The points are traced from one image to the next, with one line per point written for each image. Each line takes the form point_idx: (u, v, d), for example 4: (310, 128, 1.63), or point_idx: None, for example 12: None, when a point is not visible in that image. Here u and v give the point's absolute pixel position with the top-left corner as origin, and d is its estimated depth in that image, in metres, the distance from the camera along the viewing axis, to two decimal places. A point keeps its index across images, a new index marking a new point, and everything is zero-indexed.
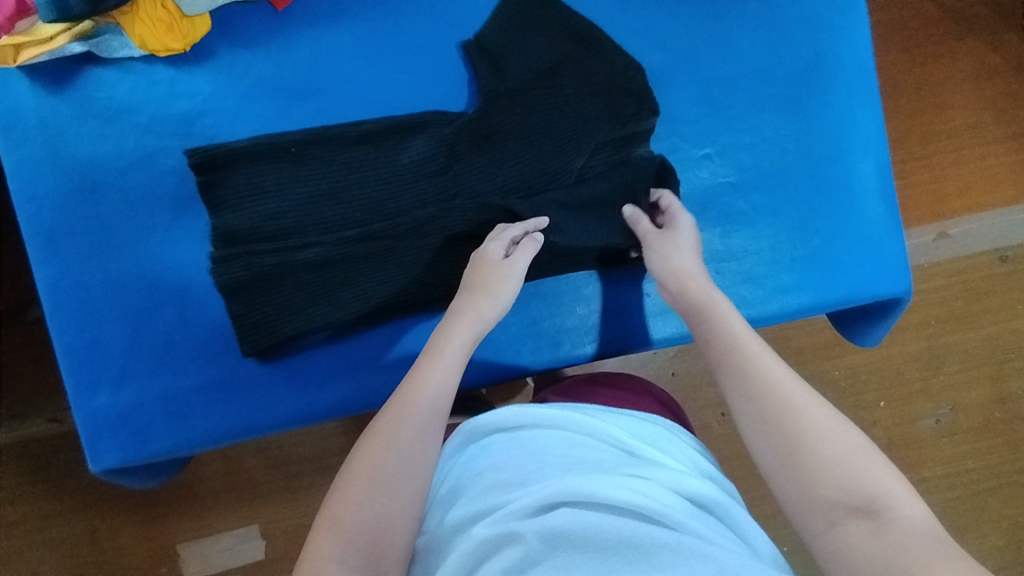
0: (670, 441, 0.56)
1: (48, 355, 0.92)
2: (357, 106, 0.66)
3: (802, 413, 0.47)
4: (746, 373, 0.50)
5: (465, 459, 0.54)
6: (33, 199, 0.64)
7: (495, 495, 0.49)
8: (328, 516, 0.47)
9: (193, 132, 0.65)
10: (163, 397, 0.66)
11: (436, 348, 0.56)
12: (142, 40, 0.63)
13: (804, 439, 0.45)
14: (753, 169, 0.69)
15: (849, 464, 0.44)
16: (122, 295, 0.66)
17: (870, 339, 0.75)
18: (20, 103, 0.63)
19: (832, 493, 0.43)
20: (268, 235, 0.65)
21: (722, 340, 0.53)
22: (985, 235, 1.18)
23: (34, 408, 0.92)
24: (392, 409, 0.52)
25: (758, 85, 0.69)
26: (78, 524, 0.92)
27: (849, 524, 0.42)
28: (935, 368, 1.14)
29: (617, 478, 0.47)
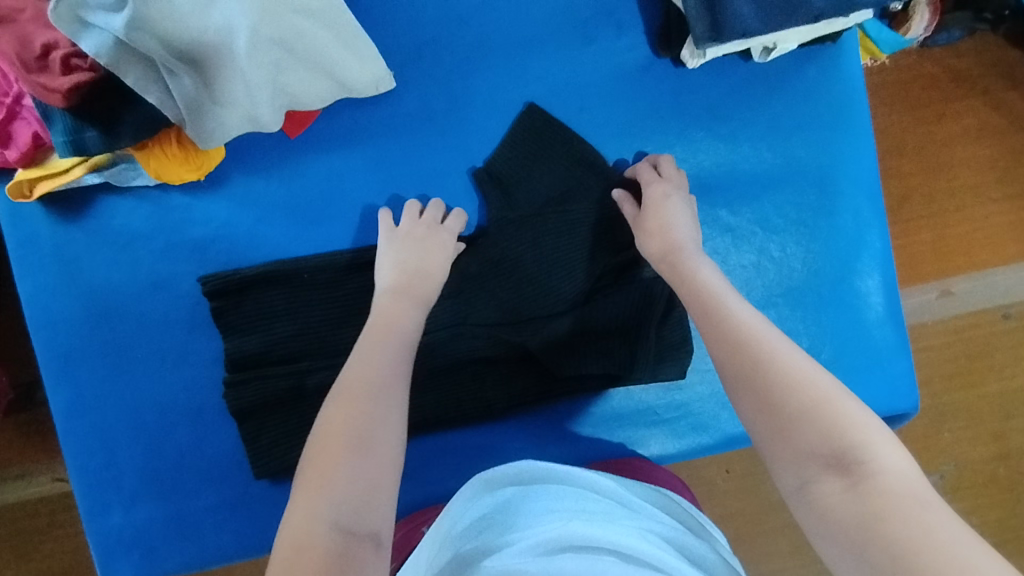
0: (668, 504, 0.60)
1: (49, 434, 0.90)
2: (369, 231, 0.67)
3: (776, 361, 0.49)
4: (724, 328, 0.53)
5: (481, 502, 0.58)
6: (49, 324, 0.65)
7: (506, 534, 0.52)
8: (312, 479, 0.45)
9: (207, 257, 0.65)
10: (176, 516, 0.67)
11: (385, 325, 0.58)
12: (157, 172, 0.62)
13: (779, 390, 0.47)
14: (760, 288, 0.69)
15: (823, 412, 0.45)
16: (135, 418, 0.66)
17: None
18: (36, 231, 0.64)
19: (812, 447, 0.44)
20: (281, 358, 0.66)
21: (710, 294, 0.56)
22: (988, 292, 1.18)
23: (40, 468, 0.90)
24: (354, 379, 0.53)
25: (765, 204, 0.69)
26: None
27: (824, 481, 0.43)
28: (939, 426, 1.17)
29: (616, 533, 0.51)
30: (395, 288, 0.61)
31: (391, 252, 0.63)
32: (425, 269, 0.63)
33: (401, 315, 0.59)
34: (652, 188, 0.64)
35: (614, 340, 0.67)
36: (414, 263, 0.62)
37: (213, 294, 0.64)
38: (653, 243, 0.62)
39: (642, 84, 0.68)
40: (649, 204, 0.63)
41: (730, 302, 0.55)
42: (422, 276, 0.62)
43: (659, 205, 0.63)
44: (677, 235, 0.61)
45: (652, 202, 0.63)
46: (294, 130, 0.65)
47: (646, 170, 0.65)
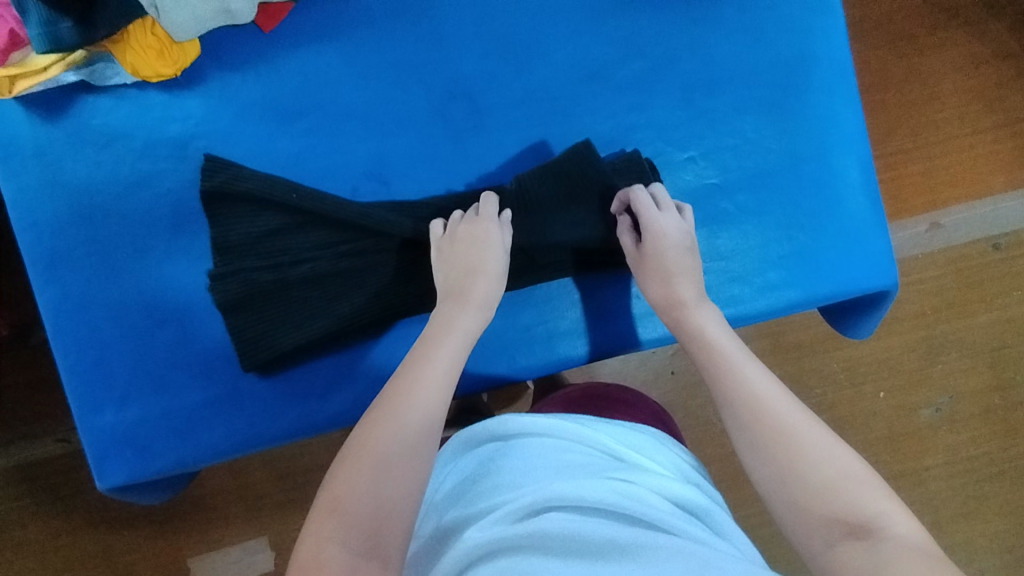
0: (653, 449, 0.58)
1: (51, 377, 0.94)
2: (346, 123, 0.67)
3: (797, 436, 0.48)
4: (732, 379, 0.52)
5: (463, 465, 0.57)
6: (34, 225, 0.66)
7: (489, 497, 0.51)
8: (351, 461, 0.48)
9: (187, 153, 0.66)
10: (165, 416, 0.67)
11: (438, 330, 0.57)
12: (134, 68, 0.63)
13: (802, 459, 0.46)
14: (737, 169, 0.70)
15: (842, 488, 0.44)
16: (124, 317, 0.67)
17: (861, 332, 0.77)
18: (17, 132, 0.65)
19: (829, 511, 0.44)
20: (264, 246, 0.67)
21: (724, 362, 0.54)
22: (979, 223, 1.15)
23: (41, 430, 0.94)
24: (390, 393, 0.52)
25: (739, 87, 0.70)
26: (92, 542, 0.95)
27: (844, 544, 0.42)
28: (933, 357, 1.12)
29: (607, 484, 0.49)
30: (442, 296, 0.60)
31: (451, 251, 0.62)
32: (475, 264, 0.61)
33: (457, 320, 0.58)
34: (652, 224, 0.63)
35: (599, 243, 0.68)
36: (462, 260, 0.61)
37: (208, 179, 0.65)
38: (654, 291, 0.62)
39: None
40: (652, 241, 0.62)
41: (742, 368, 0.53)
42: (472, 271, 0.61)
43: (660, 230, 0.62)
44: (676, 290, 0.60)
45: (654, 242, 0.62)
46: (269, 24, 0.66)
47: (644, 199, 0.64)
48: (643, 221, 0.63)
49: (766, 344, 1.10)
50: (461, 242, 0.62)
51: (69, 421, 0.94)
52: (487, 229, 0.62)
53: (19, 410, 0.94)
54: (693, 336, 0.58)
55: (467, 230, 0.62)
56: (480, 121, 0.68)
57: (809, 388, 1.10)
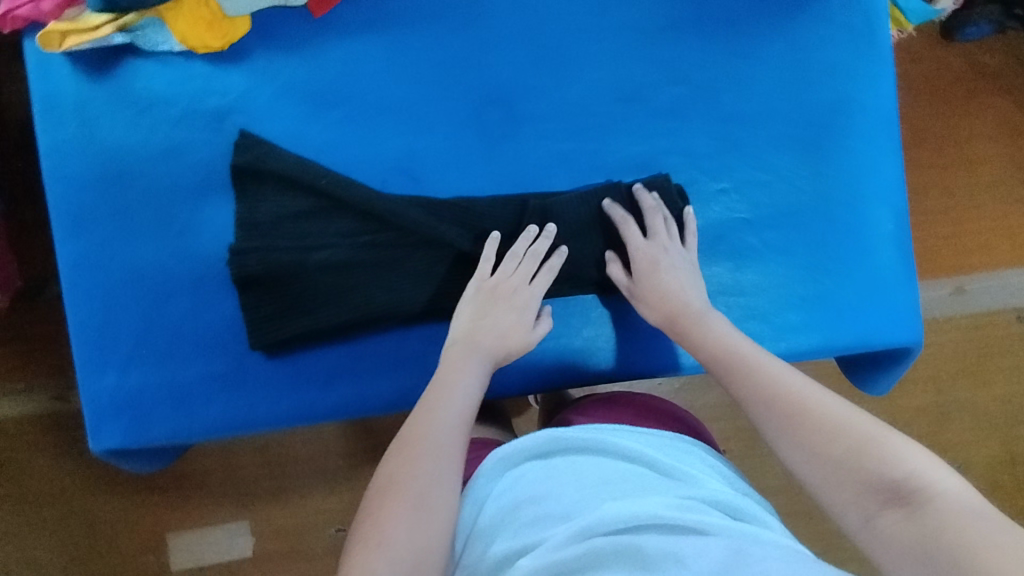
0: (695, 461, 0.59)
1: (54, 334, 0.94)
2: (381, 114, 0.67)
3: (823, 410, 0.49)
4: (746, 378, 0.54)
5: (500, 485, 0.56)
6: (65, 180, 0.66)
7: (536, 523, 0.50)
8: (388, 493, 0.48)
9: (223, 126, 0.66)
10: (166, 385, 0.67)
11: (453, 372, 0.57)
12: (183, 36, 0.64)
13: (822, 436, 0.48)
14: (768, 206, 0.68)
15: (868, 452, 0.46)
16: (138, 282, 0.67)
17: (876, 386, 0.76)
18: (60, 86, 0.65)
19: (869, 480, 0.44)
20: (292, 227, 0.67)
21: (747, 361, 0.56)
22: (1005, 294, 1.13)
23: (38, 385, 0.94)
24: (411, 428, 0.52)
25: (779, 124, 0.68)
26: (73, 506, 0.94)
27: (887, 514, 0.43)
28: (945, 424, 1.10)
29: (661, 499, 0.50)
30: (454, 341, 0.59)
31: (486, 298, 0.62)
32: (503, 328, 0.61)
33: (467, 372, 0.57)
34: (642, 253, 0.64)
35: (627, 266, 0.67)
36: (491, 318, 0.61)
37: (240, 154, 0.65)
38: (655, 305, 0.62)
39: None
40: (644, 269, 0.63)
41: (774, 369, 0.54)
42: (500, 334, 0.60)
43: (658, 253, 0.64)
44: (687, 302, 0.61)
45: (643, 271, 0.63)
46: (320, 9, 0.66)
47: (632, 227, 0.65)
48: (636, 251, 0.64)
49: None
50: (498, 298, 0.62)
51: (67, 381, 0.94)
52: (529, 296, 0.62)
53: (21, 362, 0.94)
54: (701, 340, 0.59)
55: (511, 284, 0.63)
56: (517, 128, 0.67)
57: None
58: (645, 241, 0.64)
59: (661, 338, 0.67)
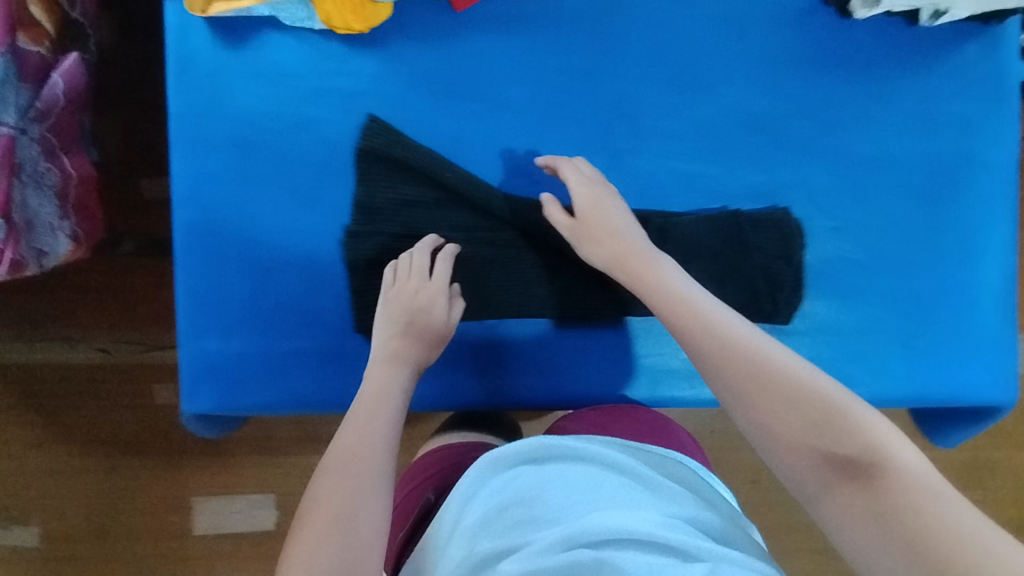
0: (682, 473, 0.60)
1: (109, 293, 1.05)
2: (507, 114, 0.67)
3: (839, 393, 0.48)
4: (687, 320, 0.54)
5: (496, 483, 0.56)
6: (190, 143, 0.67)
7: (530, 524, 0.52)
8: (329, 498, 0.51)
9: (352, 108, 0.67)
10: (265, 355, 0.68)
11: (376, 390, 0.59)
12: (327, 16, 0.64)
13: (791, 401, 0.47)
14: (879, 250, 0.68)
15: (838, 422, 0.46)
16: (252, 251, 0.67)
17: (948, 441, 0.77)
18: (198, 50, 0.66)
19: (838, 449, 0.45)
20: (408, 214, 0.68)
21: (698, 312, 0.55)
22: None
23: (94, 339, 1.06)
24: (348, 449, 0.54)
25: (900, 171, 0.68)
26: (116, 453, 1.07)
27: (837, 491, 0.44)
28: None
29: (622, 507, 0.52)
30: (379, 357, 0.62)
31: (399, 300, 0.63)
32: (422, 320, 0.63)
33: (388, 382, 0.60)
34: (584, 193, 0.63)
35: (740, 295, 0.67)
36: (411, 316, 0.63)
37: (369, 139, 0.66)
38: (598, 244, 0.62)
39: (802, 30, 0.68)
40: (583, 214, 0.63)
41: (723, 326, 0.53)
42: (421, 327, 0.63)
43: (591, 201, 0.63)
44: (637, 248, 0.61)
45: (583, 213, 0.63)
46: (460, 3, 0.65)
47: (554, 206, 0.64)
48: (580, 208, 0.63)
49: None
50: (402, 296, 0.63)
51: (113, 335, 1.05)
52: (437, 294, 0.64)
53: (83, 315, 1.05)
54: (651, 284, 0.58)
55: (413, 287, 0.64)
56: (639, 145, 0.68)
57: None
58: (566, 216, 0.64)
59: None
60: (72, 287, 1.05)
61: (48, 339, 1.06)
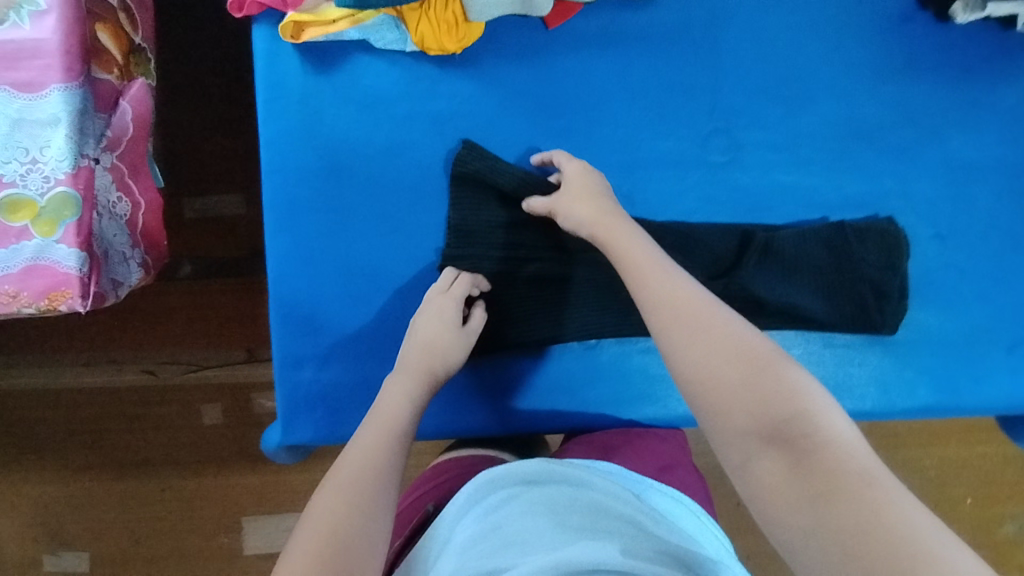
0: (692, 525, 0.56)
1: (155, 312, 1.05)
2: (602, 131, 0.67)
3: (752, 345, 0.45)
4: (667, 294, 0.51)
5: (490, 504, 0.56)
6: (281, 170, 0.65)
7: (509, 542, 0.50)
8: (329, 510, 0.47)
9: (445, 130, 0.66)
10: (363, 382, 0.67)
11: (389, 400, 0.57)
12: (421, 38, 0.63)
13: (728, 359, 0.45)
14: (981, 257, 0.68)
15: (780, 395, 0.42)
16: (348, 278, 0.66)
17: None
18: (287, 76, 0.65)
19: (748, 421, 0.42)
20: (505, 238, 0.67)
21: (663, 289, 0.52)
22: None
23: (133, 358, 1.05)
24: (350, 459, 0.51)
25: (997, 177, 0.68)
26: (163, 473, 1.06)
27: (763, 459, 0.41)
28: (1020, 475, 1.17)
29: (616, 545, 0.49)
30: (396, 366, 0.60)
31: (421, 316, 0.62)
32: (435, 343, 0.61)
33: (400, 399, 0.57)
34: (568, 167, 0.62)
35: (842, 304, 0.66)
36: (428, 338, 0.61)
37: (462, 164, 0.65)
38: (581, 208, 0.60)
39: (898, 36, 0.67)
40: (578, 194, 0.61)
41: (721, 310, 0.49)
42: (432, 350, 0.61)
43: (580, 183, 0.61)
44: (622, 227, 0.58)
45: (581, 196, 0.60)
46: (555, 21, 0.65)
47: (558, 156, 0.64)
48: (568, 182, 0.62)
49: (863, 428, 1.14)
50: (434, 313, 0.62)
51: (155, 355, 1.05)
52: (452, 316, 0.62)
53: (130, 338, 1.05)
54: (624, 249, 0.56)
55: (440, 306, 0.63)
56: (737, 156, 0.67)
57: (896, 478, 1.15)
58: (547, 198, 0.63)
59: (862, 380, 0.67)
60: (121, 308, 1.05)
61: (95, 363, 1.05)
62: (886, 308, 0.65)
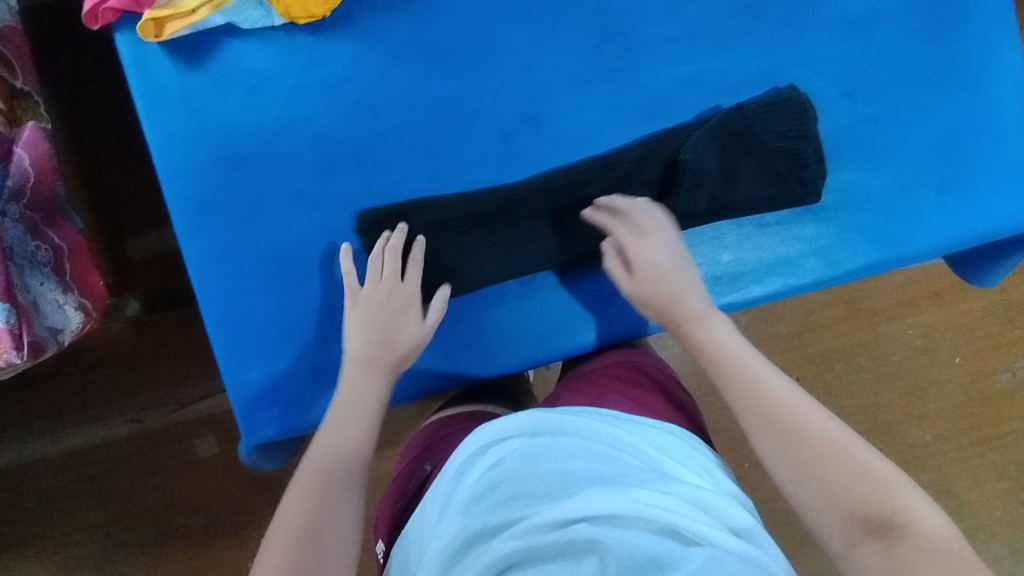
0: (688, 454, 0.58)
1: (125, 359, 1.04)
2: (495, 63, 0.65)
3: (812, 424, 0.53)
4: (750, 392, 0.56)
5: (491, 456, 0.55)
6: (179, 174, 0.64)
7: (519, 502, 0.50)
8: (316, 468, 0.55)
9: (335, 96, 0.64)
10: (314, 367, 0.66)
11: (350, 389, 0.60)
12: (287, 8, 0.62)
13: (822, 456, 0.51)
14: (893, 104, 0.67)
15: (865, 483, 0.49)
16: (274, 267, 0.65)
17: (988, 280, 0.77)
18: (162, 78, 0.63)
19: (852, 509, 0.49)
20: (419, 190, 0.65)
21: (735, 359, 0.58)
22: None
23: (115, 410, 1.04)
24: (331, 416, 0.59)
25: (893, 22, 0.67)
26: (169, 518, 1.04)
27: (866, 546, 0.47)
28: (1010, 321, 1.19)
29: (630, 491, 0.50)
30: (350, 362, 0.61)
31: (367, 310, 0.62)
32: (389, 335, 0.62)
33: (361, 390, 0.60)
34: (644, 249, 0.62)
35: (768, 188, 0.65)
36: (377, 331, 0.61)
37: (365, 130, 0.65)
38: (652, 309, 0.62)
39: None
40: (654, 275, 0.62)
41: (796, 399, 0.55)
42: (387, 343, 0.61)
43: (655, 249, 0.62)
44: (685, 305, 0.61)
45: (649, 272, 0.62)
46: None
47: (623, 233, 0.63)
48: (648, 264, 0.62)
49: (841, 312, 1.16)
50: (376, 308, 0.62)
51: (137, 402, 1.04)
52: (394, 299, 0.62)
53: (106, 390, 1.04)
54: (699, 346, 0.60)
55: (384, 293, 0.62)
56: (634, 58, 0.66)
57: (885, 354, 1.16)
58: (639, 241, 0.62)
59: (802, 253, 0.67)
60: (89, 364, 1.04)
61: (78, 424, 1.04)
62: (814, 180, 0.65)
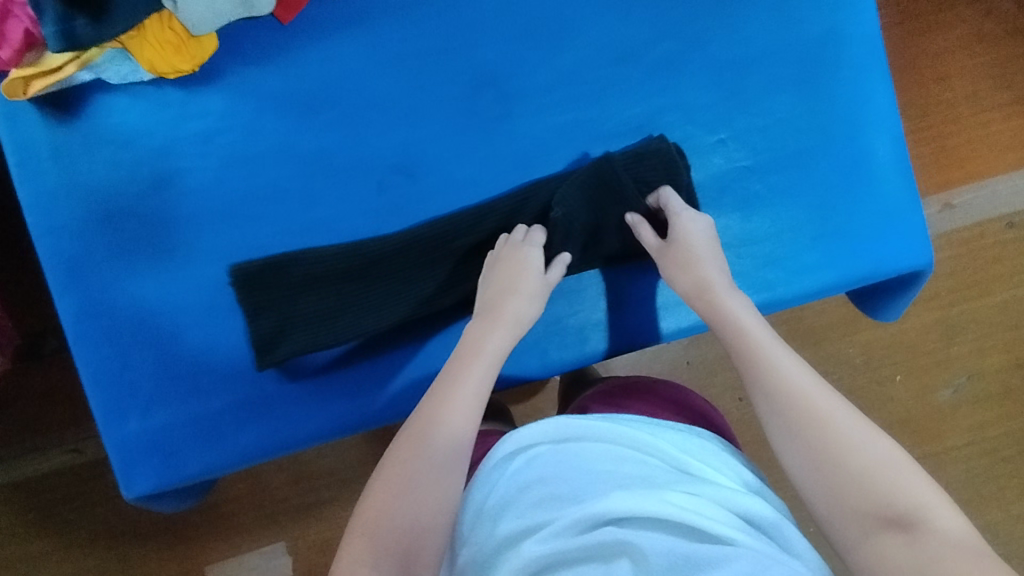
0: (718, 457, 0.56)
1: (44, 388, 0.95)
2: (369, 113, 0.66)
3: (833, 426, 0.48)
4: (773, 384, 0.52)
5: (518, 462, 0.54)
6: (51, 230, 0.64)
7: (543, 505, 0.50)
8: (390, 470, 0.51)
9: (208, 150, 0.65)
10: (192, 420, 0.65)
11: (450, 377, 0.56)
12: (151, 64, 0.62)
13: (838, 449, 0.47)
14: (767, 150, 0.68)
15: (881, 477, 0.45)
16: (149, 320, 0.65)
17: (890, 314, 0.76)
18: (32, 136, 0.63)
19: (867, 503, 0.45)
20: (297, 242, 0.66)
21: (761, 344, 0.55)
22: (990, 202, 1.13)
23: (54, 440, 0.95)
24: (443, 413, 0.53)
25: (763, 69, 0.68)
26: (105, 552, 0.97)
27: (884, 537, 0.43)
28: (950, 338, 1.12)
29: (665, 493, 0.48)
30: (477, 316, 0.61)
31: (492, 274, 0.63)
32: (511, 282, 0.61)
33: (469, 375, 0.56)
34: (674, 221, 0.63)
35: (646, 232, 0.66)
36: (507, 279, 0.61)
37: (239, 182, 0.65)
38: (683, 283, 0.61)
39: None
40: (681, 242, 0.62)
41: (814, 389, 0.51)
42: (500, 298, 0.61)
43: (685, 222, 0.62)
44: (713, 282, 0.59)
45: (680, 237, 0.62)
46: (287, 16, 0.64)
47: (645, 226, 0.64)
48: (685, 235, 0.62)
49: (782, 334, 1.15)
50: (509, 261, 0.63)
51: (75, 431, 0.96)
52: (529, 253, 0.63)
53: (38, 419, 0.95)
54: (723, 325, 0.58)
55: (522, 255, 0.63)
56: (508, 107, 0.67)
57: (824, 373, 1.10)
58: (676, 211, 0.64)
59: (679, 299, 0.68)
60: None
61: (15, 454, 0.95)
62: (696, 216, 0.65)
